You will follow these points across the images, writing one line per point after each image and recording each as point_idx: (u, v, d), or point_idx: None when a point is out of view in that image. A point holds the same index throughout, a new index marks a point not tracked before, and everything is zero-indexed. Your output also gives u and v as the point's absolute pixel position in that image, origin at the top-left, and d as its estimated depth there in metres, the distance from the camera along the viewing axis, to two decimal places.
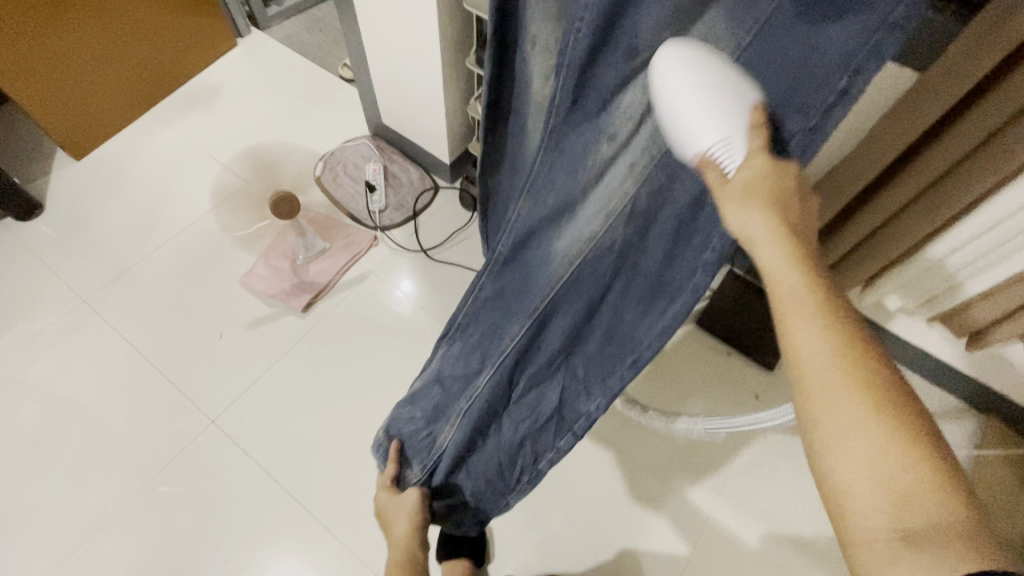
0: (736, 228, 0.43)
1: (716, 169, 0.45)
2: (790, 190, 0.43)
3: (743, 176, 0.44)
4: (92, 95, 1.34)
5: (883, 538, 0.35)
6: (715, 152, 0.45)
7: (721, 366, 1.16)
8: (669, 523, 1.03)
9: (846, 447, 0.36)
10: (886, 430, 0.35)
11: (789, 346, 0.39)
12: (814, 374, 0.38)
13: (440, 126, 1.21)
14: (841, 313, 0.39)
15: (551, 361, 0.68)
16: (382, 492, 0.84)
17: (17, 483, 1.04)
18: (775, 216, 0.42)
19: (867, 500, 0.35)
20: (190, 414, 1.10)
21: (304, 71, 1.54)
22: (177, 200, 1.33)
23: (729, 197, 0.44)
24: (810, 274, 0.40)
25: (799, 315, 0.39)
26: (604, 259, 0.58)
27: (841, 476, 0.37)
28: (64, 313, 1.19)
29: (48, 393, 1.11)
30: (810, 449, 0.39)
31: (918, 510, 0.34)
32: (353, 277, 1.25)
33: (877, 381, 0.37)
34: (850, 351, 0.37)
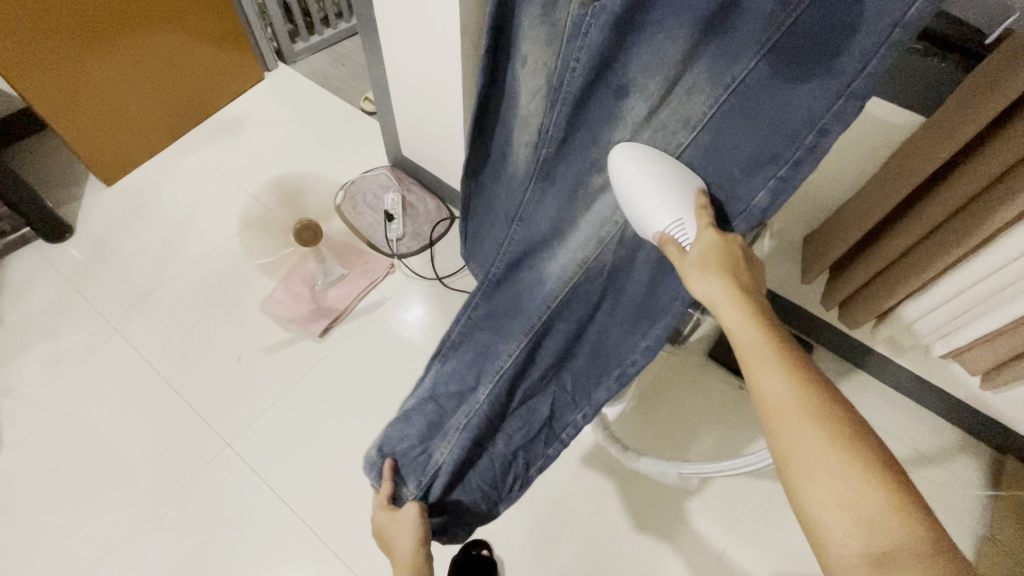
0: (699, 290, 0.47)
1: (674, 244, 0.51)
2: (737, 255, 0.49)
3: (699, 249, 0.49)
4: (124, 123, 1.40)
5: (860, 567, 0.36)
6: (671, 230, 0.51)
7: (734, 398, 1.16)
8: (682, 558, 1.01)
9: (817, 480, 0.38)
10: (849, 458, 0.38)
11: (756, 386, 0.43)
12: (780, 410, 0.41)
13: (458, 158, 1.25)
14: (793, 353, 0.43)
15: (545, 374, 0.72)
16: (376, 513, 0.71)
17: (32, 503, 1.04)
18: (731, 278, 0.47)
19: (839, 526, 0.37)
20: (206, 436, 1.11)
21: (328, 105, 1.60)
22: (202, 225, 1.37)
23: (689, 267, 0.49)
24: (762, 324, 0.44)
25: (760, 361, 0.42)
26: (594, 281, 0.65)
27: (815, 505, 0.38)
28: (88, 334, 1.22)
29: (68, 413, 1.13)
30: (786, 480, 0.40)
31: (889, 537, 0.36)
32: (370, 303, 1.27)
33: (835, 413, 0.40)
34: (809, 391, 0.41)
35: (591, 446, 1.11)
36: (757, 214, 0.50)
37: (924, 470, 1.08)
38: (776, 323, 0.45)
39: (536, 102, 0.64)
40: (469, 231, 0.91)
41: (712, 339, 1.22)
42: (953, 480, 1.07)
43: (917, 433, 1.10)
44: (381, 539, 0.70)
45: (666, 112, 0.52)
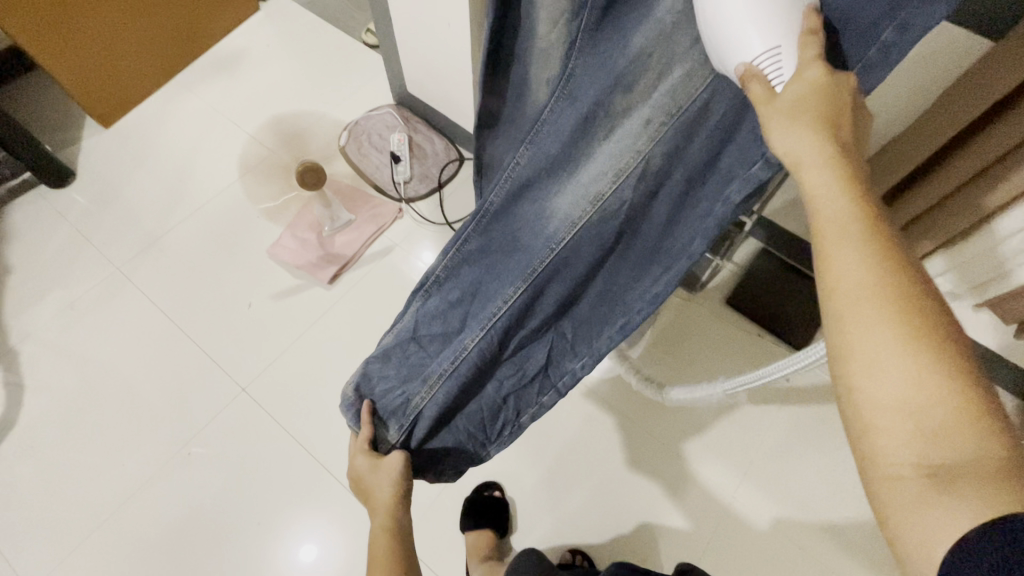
0: (779, 145, 0.38)
1: (761, 82, 0.39)
2: (843, 106, 0.37)
3: (794, 89, 0.38)
4: (118, 63, 1.33)
5: (908, 475, 0.30)
6: (762, 62, 0.39)
7: (751, 346, 1.13)
8: (691, 501, 1.02)
9: (880, 369, 0.31)
10: (929, 357, 0.30)
11: (822, 267, 0.34)
12: (852, 297, 0.32)
13: (466, 94, 1.17)
14: (887, 231, 0.33)
15: (543, 323, 0.66)
16: (355, 457, 0.70)
17: (62, 442, 1.08)
18: (823, 135, 0.36)
19: (896, 433, 0.30)
20: (222, 380, 1.13)
21: (327, 38, 1.51)
22: (204, 169, 1.33)
23: (775, 112, 0.38)
24: (854, 191, 0.34)
25: (838, 235, 0.33)
26: (607, 224, 0.57)
27: (869, 409, 0.31)
28: (98, 281, 1.22)
29: (87, 358, 1.15)
30: (838, 377, 0.33)
31: (951, 445, 0.29)
32: (378, 249, 1.24)
33: (922, 307, 0.31)
34: (894, 274, 0.32)
35: (603, 392, 1.11)
36: None
37: None
38: (870, 193, 0.35)
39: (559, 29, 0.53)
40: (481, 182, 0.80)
41: (730, 286, 1.18)
42: None
43: None
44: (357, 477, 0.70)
45: None
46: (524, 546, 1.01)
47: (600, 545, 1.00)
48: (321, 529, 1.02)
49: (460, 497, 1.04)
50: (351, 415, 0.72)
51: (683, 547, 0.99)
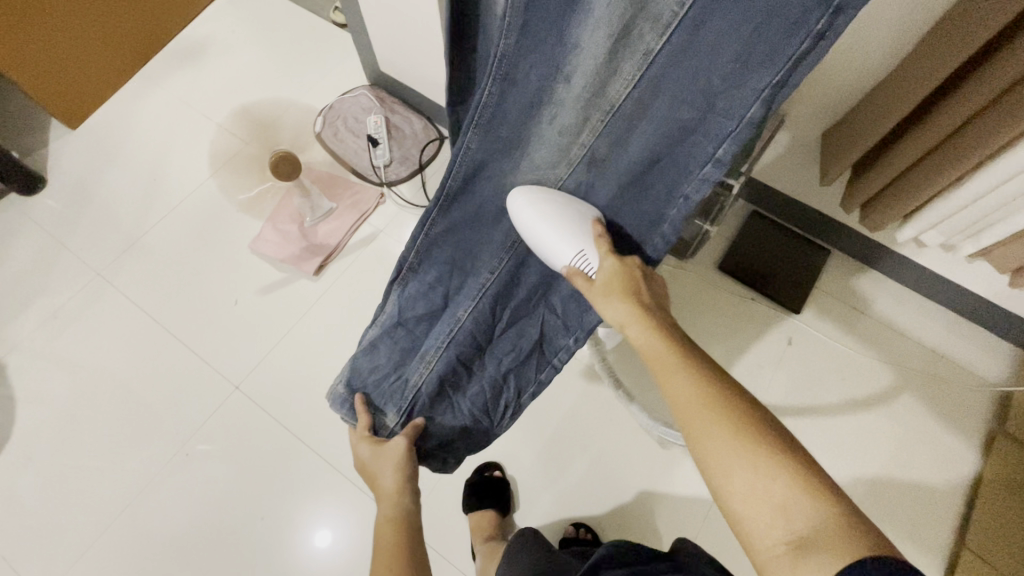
0: (611, 317, 0.52)
1: (581, 275, 0.56)
2: (637, 276, 0.55)
3: (604, 274, 0.55)
4: (79, 60, 1.28)
5: (782, 552, 0.37)
6: (576, 262, 0.57)
7: (744, 310, 1.12)
8: (691, 469, 1.03)
9: (728, 470, 0.40)
10: (754, 446, 0.40)
11: (667, 392, 0.45)
12: (693, 415, 0.43)
13: (440, 72, 1.14)
14: (699, 362, 0.46)
15: (529, 296, 0.69)
16: (358, 446, 0.65)
17: (58, 451, 1.08)
18: (631, 298, 0.52)
19: (760, 517, 0.38)
20: (215, 379, 1.12)
21: (293, 20, 1.45)
22: (178, 165, 1.30)
23: (598, 293, 0.54)
24: (665, 336, 0.49)
25: (668, 368, 0.46)
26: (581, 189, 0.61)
27: (735, 499, 0.39)
28: (80, 287, 1.20)
29: (77, 366, 1.14)
30: (709, 482, 0.41)
31: (805, 514, 0.37)
32: (363, 237, 1.22)
33: (736, 410, 0.42)
34: (711, 389, 0.44)
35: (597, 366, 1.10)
36: (745, 133, 0.45)
37: (938, 370, 1.05)
38: (680, 334, 0.49)
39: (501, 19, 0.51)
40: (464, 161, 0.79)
41: (721, 251, 1.16)
42: (969, 379, 1.04)
43: (936, 331, 1.08)
44: (363, 473, 0.64)
45: (642, 22, 0.43)
46: (527, 522, 1.02)
47: (603, 518, 1.01)
48: (326, 517, 1.03)
49: (461, 479, 1.05)
50: (347, 412, 0.70)
51: (685, 514, 1.00)
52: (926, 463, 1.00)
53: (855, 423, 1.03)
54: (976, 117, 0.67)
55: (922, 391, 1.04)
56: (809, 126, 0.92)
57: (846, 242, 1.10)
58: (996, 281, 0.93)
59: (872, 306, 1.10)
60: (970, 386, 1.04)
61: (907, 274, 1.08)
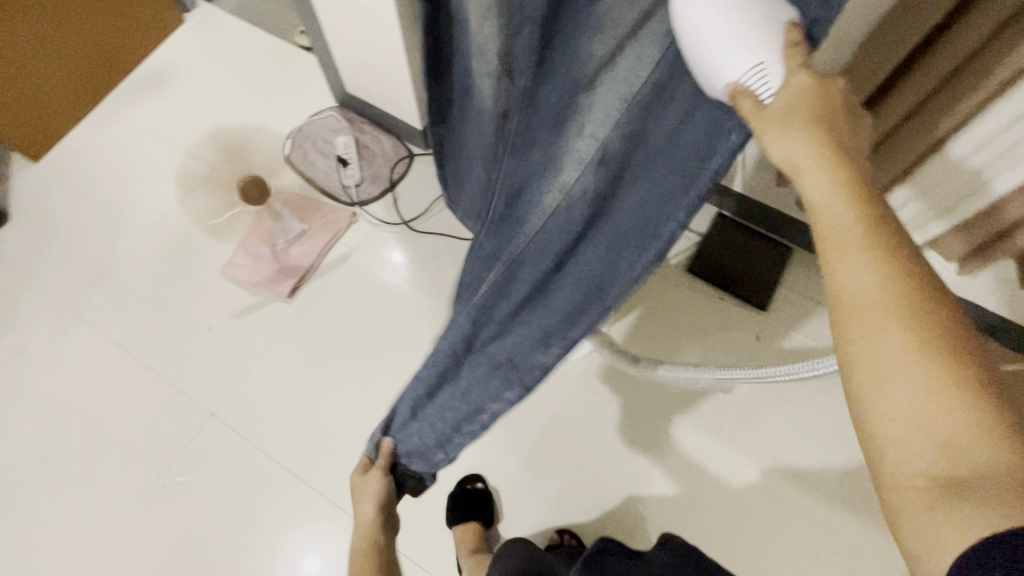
0: (778, 154, 0.37)
1: (751, 98, 0.38)
2: (834, 106, 0.38)
3: (783, 97, 0.38)
4: (39, 93, 1.27)
5: (919, 487, 0.31)
6: (748, 80, 0.38)
7: (715, 311, 1.15)
8: (672, 469, 1.04)
9: (887, 388, 0.32)
10: (938, 369, 0.31)
11: (833, 276, 0.35)
12: (864, 314, 0.33)
13: (407, 92, 1.16)
14: (898, 246, 0.34)
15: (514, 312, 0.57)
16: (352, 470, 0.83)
17: (28, 491, 1.05)
18: (825, 140, 0.36)
19: (905, 445, 0.32)
20: (190, 408, 1.11)
21: (259, 44, 1.46)
22: (145, 193, 1.29)
23: (768, 125, 0.38)
24: (859, 200, 0.35)
25: (845, 248, 0.34)
26: (574, 210, 0.47)
27: (881, 415, 0.33)
28: (47, 321, 1.17)
29: (45, 402, 1.11)
30: (847, 388, 0.35)
31: (972, 455, 0.30)
32: (336, 256, 1.22)
33: (936, 326, 0.32)
34: (906, 289, 0.33)
35: (575, 373, 1.12)
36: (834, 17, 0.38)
37: None
38: (879, 198, 0.35)
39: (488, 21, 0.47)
40: (447, 178, 0.84)
41: (690, 254, 1.19)
42: None
43: None
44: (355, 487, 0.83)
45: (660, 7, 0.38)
46: (513, 532, 1.02)
47: (589, 522, 1.02)
48: (312, 540, 1.02)
49: (446, 492, 1.05)
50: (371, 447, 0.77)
51: (668, 513, 1.02)
52: None
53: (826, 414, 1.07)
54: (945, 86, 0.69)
55: None
56: None
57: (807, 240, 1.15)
58: (948, 270, 0.98)
59: None
60: None
61: None
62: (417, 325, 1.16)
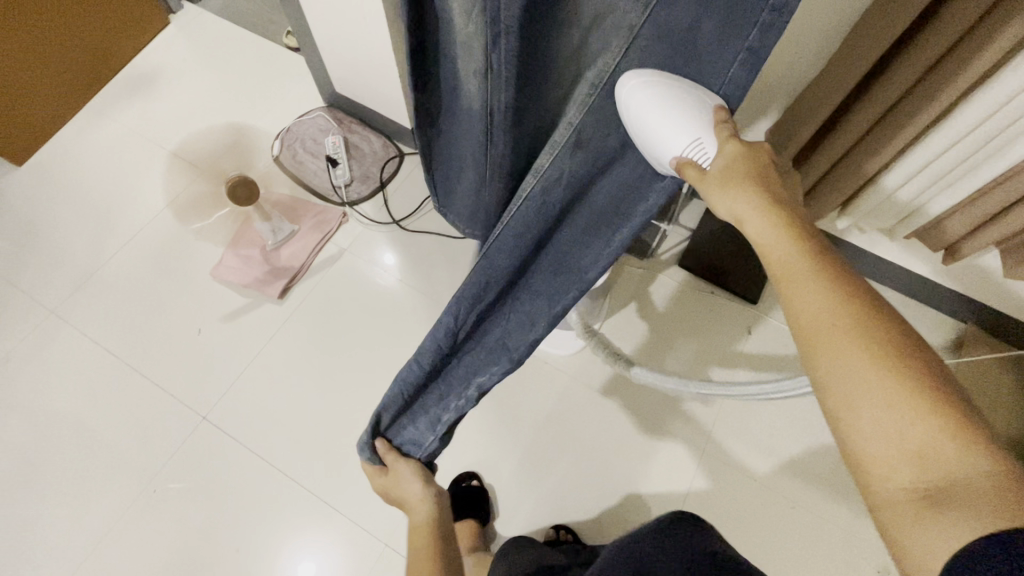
0: (725, 207, 0.44)
1: (694, 165, 0.47)
2: (760, 165, 0.45)
3: (720, 161, 0.46)
4: (23, 97, 1.26)
5: (902, 500, 0.33)
6: (688, 152, 0.47)
7: (708, 304, 1.16)
8: (667, 463, 1.04)
9: (855, 404, 0.35)
10: (901, 385, 0.34)
11: (791, 307, 0.38)
12: (823, 333, 0.36)
13: (396, 90, 1.15)
14: (841, 273, 0.38)
15: (501, 296, 0.59)
16: (371, 476, 0.67)
17: (16, 499, 1.03)
18: (758, 191, 0.43)
19: (885, 460, 0.34)
20: (181, 411, 1.09)
21: (246, 45, 1.45)
22: (132, 196, 1.27)
23: (711, 188, 0.45)
24: (796, 237, 0.40)
25: (795, 279, 0.38)
26: (554, 192, 0.54)
27: (857, 435, 0.35)
28: (33, 327, 1.16)
29: (33, 409, 1.10)
30: (827, 413, 0.37)
31: (945, 462, 0.32)
32: (327, 257, 1.22)
33: (891, 339, 0.35)
34: (855, 312, 0.36)
35: (569, 369, 1.12)
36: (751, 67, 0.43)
37: None
38: (816, 236, 0.40)
39: (471, 19, 0.50)
40: (437, 189, 0.82)
41: (681, 249, 1.20)
42: None
43: None
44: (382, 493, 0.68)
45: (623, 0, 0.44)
46: (509, 530, 1.02)
47: (585, 519, 1.02)
48: (306, 544, 1.01)
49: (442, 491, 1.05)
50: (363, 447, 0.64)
51: (665, 508, 1.02)
52: None
53: (818, 406, 1.07)
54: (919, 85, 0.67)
55: None
56: (764, 104, 0.95)
57: None
58: (935, 261, 0.99)
59: None
60: None
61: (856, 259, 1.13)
62: (410, 324, 1.15)
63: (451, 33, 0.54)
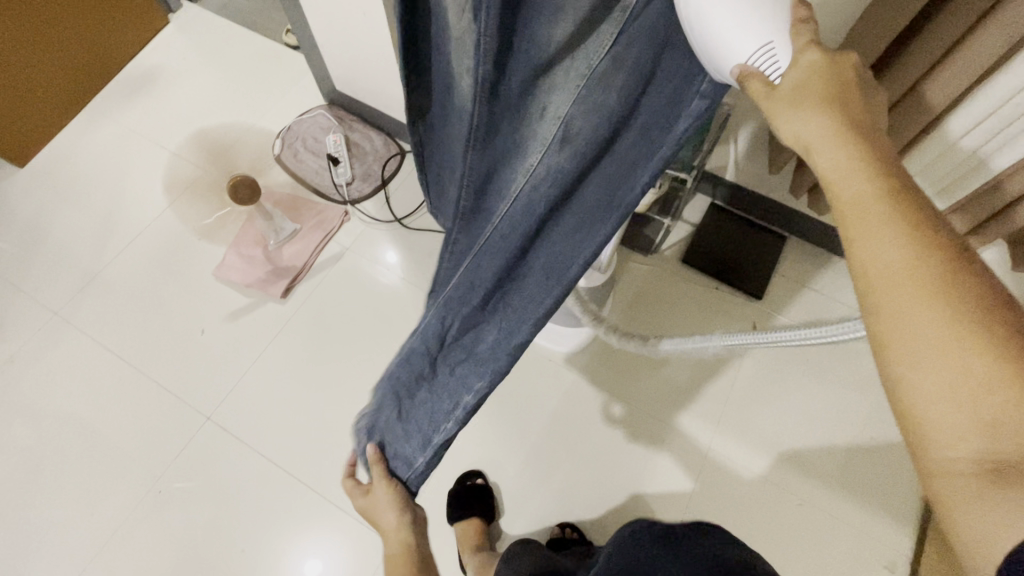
0: (791, 130, 0.38)
1: (760, 78, 0.38)
2: (848, 79, 0.38)
3: (795, 76, 0.38)
4: (25, 98, 1.25)
5: (963, 467, 0.30)
6: (758, 60, 0.38)
7: (711, 300, 1.15)
8: (673, 460, 1.04)
9: (923, 363, 0.31)
10: (981, 346, 0.29)
11: (854, 254, 0.34)
12: (894, 284, 0.32)
13: (397, 88, 1.15)
14: (922, 218, 0.33)
15: (489, 297, 0.57)
16: (353, 494, 0.74)
17: (23, 501, 1.04)
18: (835, 114, 0.36)
19: (952, 425, 0.30)
20: (185, 412, 1.09)
21: (245, 43, 1.44)
22: (134, 197, 1.27)
23: (779, 104, 0.38)
24: (872, 175, 0.34)
25: (867, 224, 0.33)
26: (541, 189, 0.49)
27: (917, 399, 0.31)
28: (37, 329, 1.16)
29: (38, 411, 1.10)
30: (881, 370, 0.34)
31: (1020, 437, 0.29)
32: (329, 256, 1.21)
33: (977, 298, 0.30)
34: (934, 262, 0.31)
35: (573, 367, 1.12)
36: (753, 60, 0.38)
37: None
38: (898, 173, 0.34)
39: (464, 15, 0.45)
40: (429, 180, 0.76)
41: (685, 245, 1.19)
42: None
43: None
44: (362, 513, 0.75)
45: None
46: (514, 528, 1.02)
47: (590, 517, 1.01)
48: (313, 543, 1.01)
49: (446, 489, 1.05)
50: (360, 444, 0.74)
51: (670, 505, 1.01)
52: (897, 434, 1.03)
53: (824, 402, 1.07)
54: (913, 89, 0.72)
55: None
56: None
57: (801, 228, 1.15)
58: None
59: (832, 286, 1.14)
60: None
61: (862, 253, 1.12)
62: (413, 322, 1.15)
63: (445, 30, 0.49)
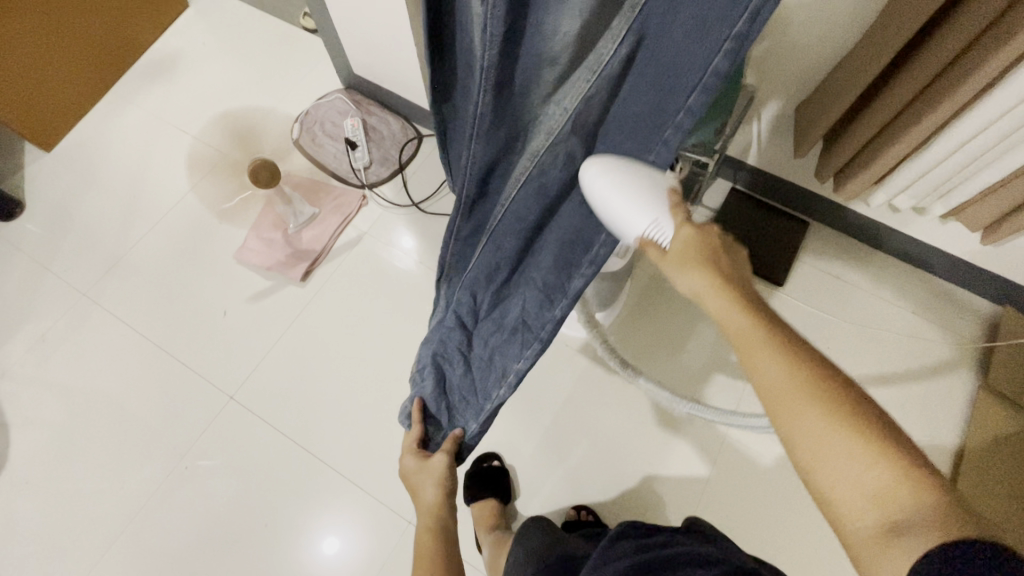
0: (682, 286, 0.47)
1: (654, 246, 0.51)
2: (714, 245, 0.48)
3: (677, 242, 0.49)
4: (51, 82, 1.27)
5: (873, 534, 0.35)
6: (650, 231, 0.51)
7: None
8: (689, 446, 1.04)
9: (817, 452, 0.37)
10: (851, 429, 0.37)
11: (748, 367, 0.42)
12: (778, 391, 0.40)
13: (414, 71, 1.14)
14: (787, 337, 0.41)
15: (512, 275, 0.64)
16: (405, 456, 0.70)
17: (58, 474, 1.08)
18: (711, 270, 0.46)
19: (851, 500, 0.36)
20: (208, 392, 1.12)
21: (264, 28, 1.45)
22: (156, 181, 1.29)
23: (670, 265, 0.49)
24: (744, 304, 0.43)
25: (751, 344, 0.41)
26: (550, 173, 0.55)
27: (824, 480, 0.37)
28: (66, 309, 1.19)
29: (68, 388, 1.13)
30: (795, 461, 0.39)
31: (903, 503, 0.34)
32: (347, 240, 1.22)
33: (837, 391, 0.38)
34: (803, 370, 0.39)
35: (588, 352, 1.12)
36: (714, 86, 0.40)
37: (924, 330, 1.07)
38: (759, 303, 0.44)
39: None
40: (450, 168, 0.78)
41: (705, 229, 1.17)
42: (955, 335, 1.06)
43: (921, 294, 1.10)
44: (407, 479, 0.70)
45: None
46: (530, 510, 1.03)
47: (604, 500, 1.02)
48: (333, 519, 1.03)
49: (463, 470, 1.07)
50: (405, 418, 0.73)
51: (685, 491, 1.01)
52: (919, 423, 1.01)
53: None
54: (946, 71, 0.68)
55: (911, 355, 1.06)
56: (787, 88, 0.93)
57: (824, 213, 1.13)
58: (972, 240, 0.96)
59: (855, 273, 1.12)
60: (959, 346, 1.05)
61: (887, 239, 1.10)
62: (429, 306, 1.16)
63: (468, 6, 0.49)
